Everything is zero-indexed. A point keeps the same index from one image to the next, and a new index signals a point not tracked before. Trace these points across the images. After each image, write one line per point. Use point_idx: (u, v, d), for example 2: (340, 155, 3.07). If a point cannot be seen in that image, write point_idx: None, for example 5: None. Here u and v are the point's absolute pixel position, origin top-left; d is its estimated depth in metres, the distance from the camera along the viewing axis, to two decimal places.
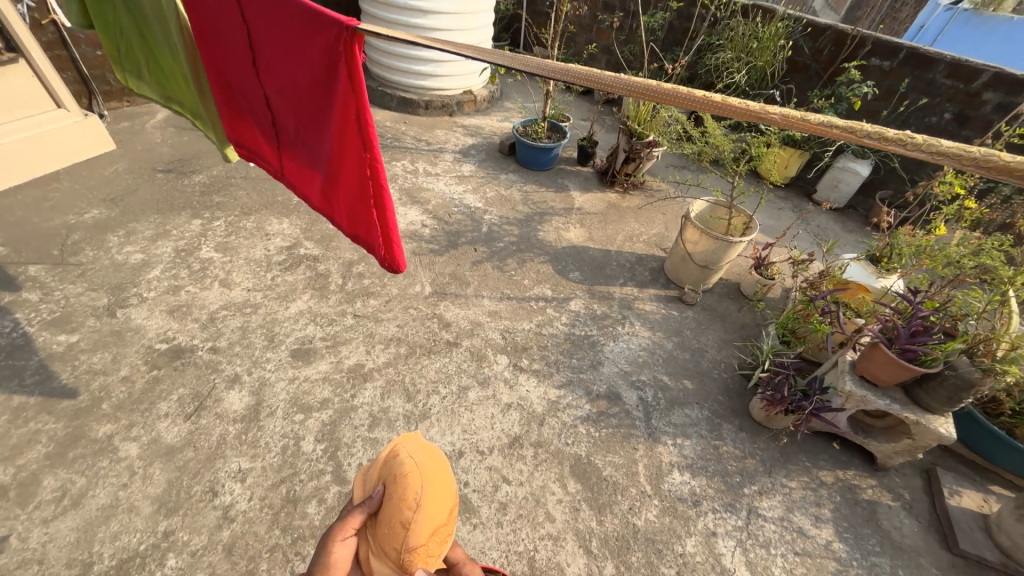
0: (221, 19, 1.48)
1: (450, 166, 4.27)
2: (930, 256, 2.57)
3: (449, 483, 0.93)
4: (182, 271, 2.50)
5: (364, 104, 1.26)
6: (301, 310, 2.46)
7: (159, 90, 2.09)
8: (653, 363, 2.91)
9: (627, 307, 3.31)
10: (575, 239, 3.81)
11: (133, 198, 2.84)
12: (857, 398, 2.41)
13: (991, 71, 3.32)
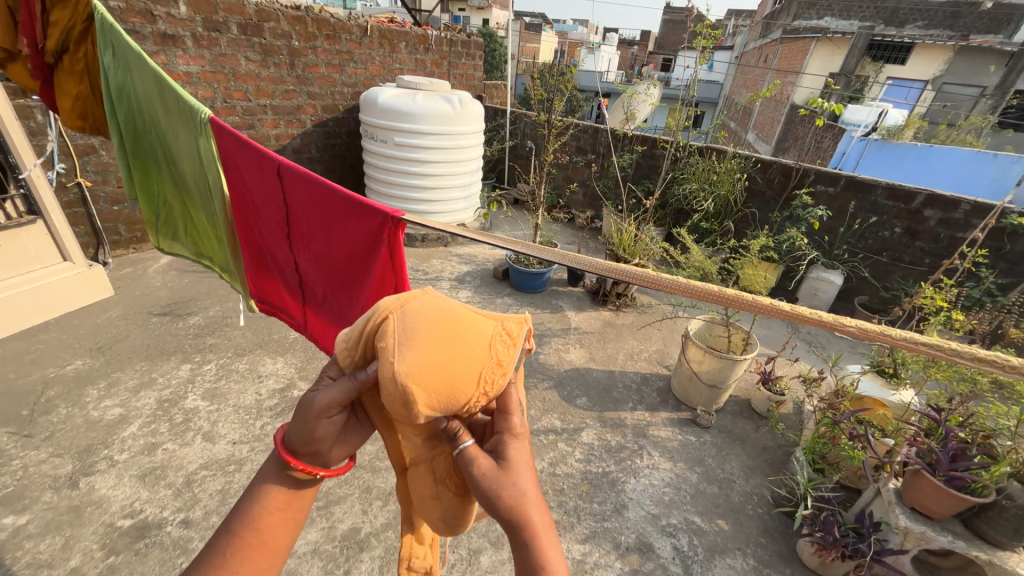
0: (262, 199, 1.58)
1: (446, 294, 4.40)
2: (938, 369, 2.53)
3: (453, 356, 0.65)
4: (162, 425, 2.26)
5: (403, 280, 1.29)
6: None
7: (192, 247, 2.21)
8: (681, 502, 2.68)
9: (641, 434, 3.14)
10: (576, 361, 3.77)
11: (121, 345, 2.72)
12: (916, 536, 2.16)
13: (925, 193, 3.77)
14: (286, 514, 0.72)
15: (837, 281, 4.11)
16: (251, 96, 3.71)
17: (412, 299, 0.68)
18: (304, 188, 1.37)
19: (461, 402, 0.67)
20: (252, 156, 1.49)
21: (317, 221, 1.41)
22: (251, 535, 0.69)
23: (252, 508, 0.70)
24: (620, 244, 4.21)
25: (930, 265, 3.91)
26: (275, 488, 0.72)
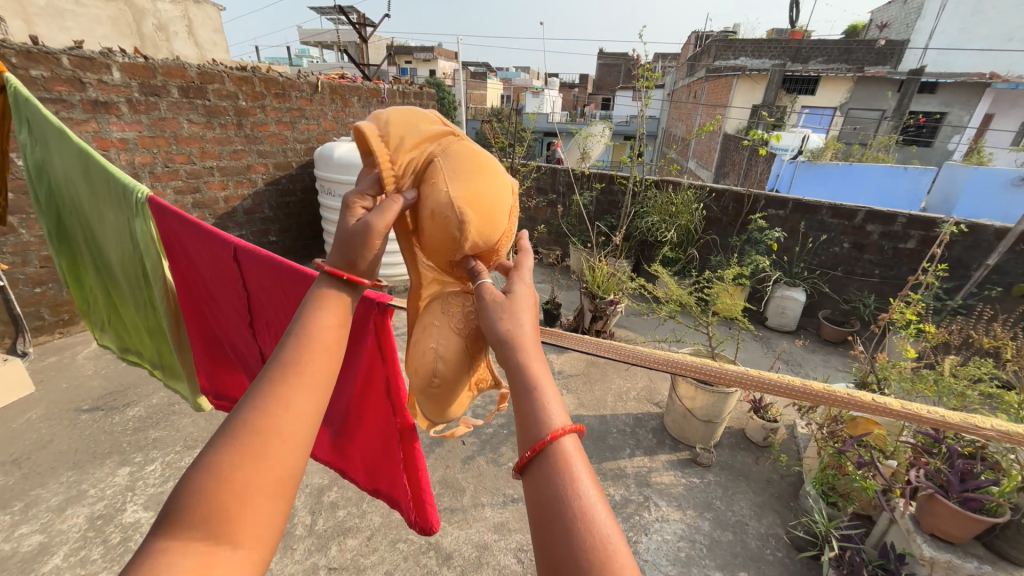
0: (217, 285, 1.37)
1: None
2: (923, 383, 2.46)
3: (489, 185, 0.93)
4: (95, 549, 1.83)
5: (396, 366, 1.11)
6: None
7: (119, 341, 1.89)
8: (699, 556, 2.45)
9: (644, 482, 2.93)
10: (565, 409, 3.58)
11: (42, 452, 2.26)
12: (944, 565, 2.02)
13: (864, 210, 3.85)
14: (306, 392, 0.68)
15: (800, 299, 4.06)
16: (196, 159, 3.46)
17: (451, 144, 0.94)
18: (270, 274, 1.18)
19: (493, 236, 0.97)
20: (204, 239, 1.29)
21: (285, 309, 1.20)
22: (272, 414, 0.63)
23: (275, 384, 0.66)
24: (595, 280, 4.01)
25: (882, 275, 3.93)
26: (301, 351, 0.71)
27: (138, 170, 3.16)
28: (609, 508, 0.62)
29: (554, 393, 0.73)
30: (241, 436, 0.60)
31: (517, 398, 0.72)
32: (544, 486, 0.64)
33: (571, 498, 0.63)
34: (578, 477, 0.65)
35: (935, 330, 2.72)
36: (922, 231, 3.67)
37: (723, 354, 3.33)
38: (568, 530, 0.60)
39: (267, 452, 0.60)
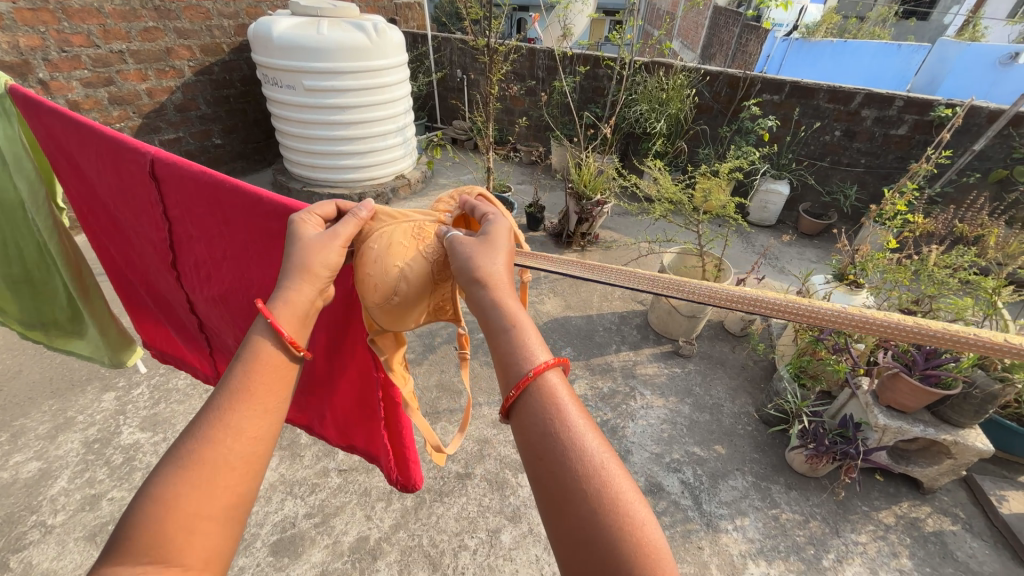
0: (121, 207, 1.11)
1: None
2: (904, 272, 2.43)
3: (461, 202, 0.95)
4: (100, 470, 1.81)
5: None
6: (271, 482, 2.00)
7: None
8: (679, 435, 2.66)
9: (630, 375, 3.08)
10: (553, 311, 3.61)
11: (14, 382, 2.11)
12: (894, 431, 2.26)
13: (863, 93, 3.57)
14: (253, 408, 0.64)
15: (784, 192, 3.91)
16: (98, 39, 2.78)
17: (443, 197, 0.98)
18: (197, 192, 0.96)
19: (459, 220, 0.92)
20: (112, 147, 1.01)
21: (233, 237, 0.99)
22: (218, 440, 0.60)
23: (222, 407, 0.62)
24: (581, 180, 3.73)
25: (868, 165, 3.79)
26: (249, 369, 0.66)
27: (27, 57, 2.52)
28: (597, 432, 0.58)
29: (534, 329, 0.65)
30: (188, 459, 0.58)
31: (495, 339, 0.66)
32: (531, 428, 0.58)
33: (564, 434, 0.57)
34: (567, 412, 0.59)
35: (919, 220, 2.67)
36: (916, 116, 3.50)
37: (711, 253, 3.30)
38: (563, 470, 0.55)
39: (214, 480, 0.58)
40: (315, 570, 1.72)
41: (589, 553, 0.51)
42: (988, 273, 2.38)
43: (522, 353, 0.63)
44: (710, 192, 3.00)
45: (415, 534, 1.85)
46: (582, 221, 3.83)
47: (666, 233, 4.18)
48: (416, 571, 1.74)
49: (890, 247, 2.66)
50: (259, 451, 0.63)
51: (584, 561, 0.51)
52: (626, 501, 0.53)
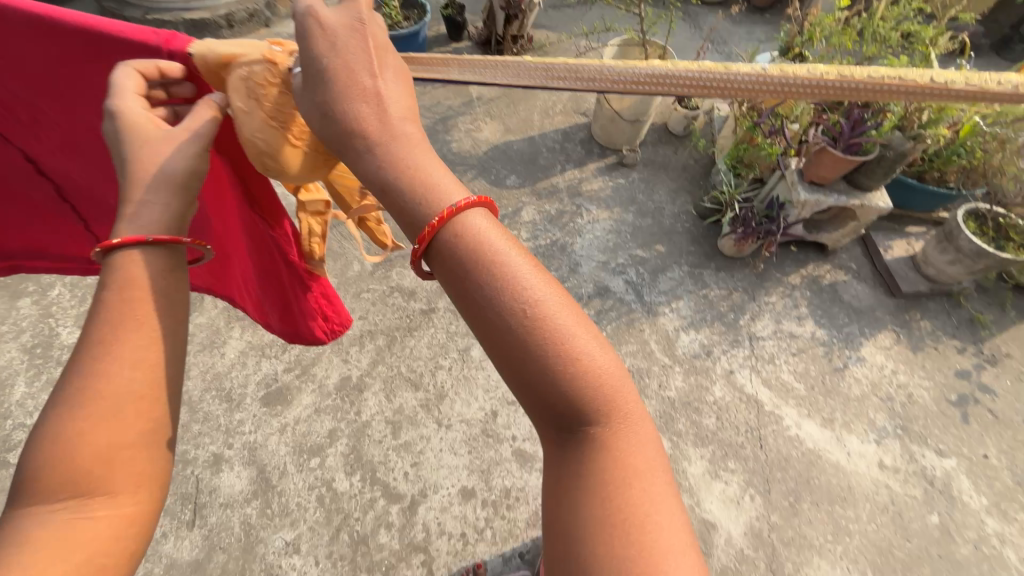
0: None
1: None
2: (849, 35, 2.30)
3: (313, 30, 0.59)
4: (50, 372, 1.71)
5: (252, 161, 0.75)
6: (240, 351, 2.01)
7: None
8: (624, 241, 2.84)
9: (576, 193, 3.06)
10: (492, 137, 3.33)
11: None
12: (813, 204, 2.47)
13: None
14: (137, 320, 0.51)
15: None
16: None
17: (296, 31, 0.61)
18: None
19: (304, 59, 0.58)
20: None
21: None
22: (102, 365, 0.49)
23: (100, 323, 0.51)
24: None
25: None
26: (121, 273, 0.52)
27: None
28: (537, 276, 0.50)
29: (440, 167, 0.52)
30: (59, 401, 0.48)
31: (389, 183, 0.51)
32: (457, 282, 0.49)
33: (495, 286, 0.48)
34: (497, 259, 0.49)
35: None
36: None
37: (655, 41, 2.93)
38: (501, 323, 0.48)
39: (111, 407, 0.48)
40: (308, 410, 1.91)
41: (540, 398, 0.48)
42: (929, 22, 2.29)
43: (428, 195, 0.50)
44: None
45: (393, 365, 2.03)
46: (512, 18, 3.16)
47: (605, 24, 3.64)
48: (401, 392, 1.98)
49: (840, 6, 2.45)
50: (168, 367, 0.53)
51: (540, 406, 0.48)
52: (572, 344, 0.47)
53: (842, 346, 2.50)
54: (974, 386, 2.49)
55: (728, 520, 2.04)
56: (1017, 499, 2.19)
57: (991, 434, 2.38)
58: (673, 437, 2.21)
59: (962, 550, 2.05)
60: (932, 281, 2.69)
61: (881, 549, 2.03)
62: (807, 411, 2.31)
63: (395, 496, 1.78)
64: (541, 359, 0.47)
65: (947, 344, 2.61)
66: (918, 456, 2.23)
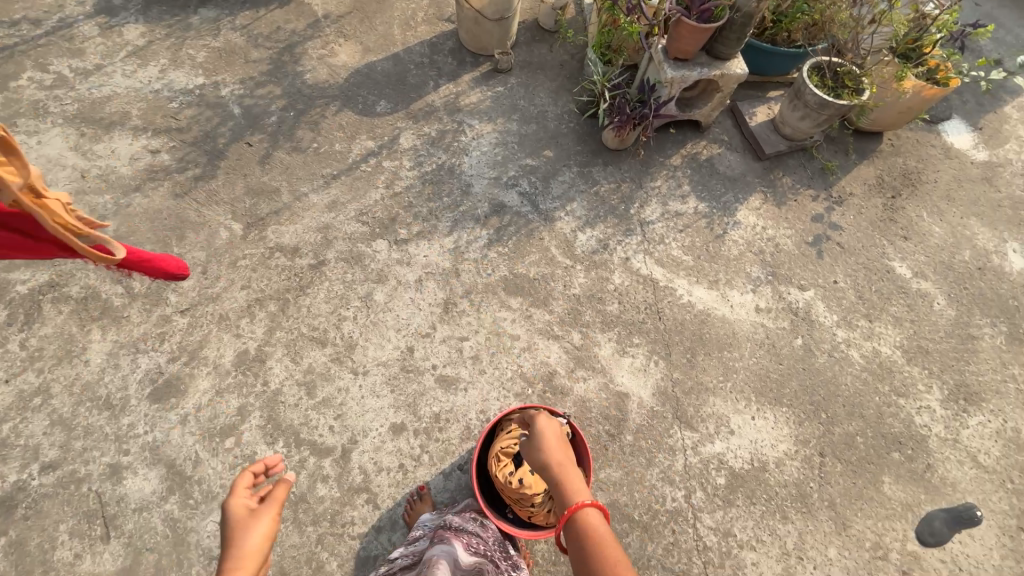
0: None
1: (156, 69, 3.11)
2: None
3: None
4: None
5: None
6: (128, 355, 2.30)
7: None
8: (512, 154, 3.03)
9: (455, 110, 3.16)
10: (349, 60, 3.28)
11: None
12: (679, 81, 2.71)
13: None
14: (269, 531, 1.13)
15: None
16: None
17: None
18: None
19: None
20: None
21: None
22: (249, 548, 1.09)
23: (247, 526, 1.12)
24: None
25: None
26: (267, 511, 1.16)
27: None
28: (611, 538, 1.10)
29: (583, 484, 1.22)
30: (235, 554, 1.07)
31: (556, 494, 1.21)
32: (577, 527, 1.12)
33: (592, 532, 1.11)
34: (597, 526, 1.13)
35: None
36: None
37: None
38: (593, 556, 1.07)
39: (248, 558, 1.07)
40: (209, 394, 2.23)
41: None
42: None
43: (573, 495, 1.19)
44: None
45: (290, 329, 2.42)
46: None
47: None
48: (309, 351, 2.38)
49: None
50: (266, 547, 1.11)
51: None
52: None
53: (720, 214, 2.94)
54: (825, 226, 2.97)
55: (638, 388, 2.42)
56: (857, 310, 2.71)
57: (840, 264, 2.85)
58: (583, 326, 2.55)
59: (819, 360, 2.56)
60: (788, 140, 3.11)
61: (762, 378, 2.50)
62: (695, 279, 2.73)
63: (320, 449, 2.18)
64: (586, 541, 1.10)
65: (805, 195, 3.05)
66: (784, 294, 2.72)
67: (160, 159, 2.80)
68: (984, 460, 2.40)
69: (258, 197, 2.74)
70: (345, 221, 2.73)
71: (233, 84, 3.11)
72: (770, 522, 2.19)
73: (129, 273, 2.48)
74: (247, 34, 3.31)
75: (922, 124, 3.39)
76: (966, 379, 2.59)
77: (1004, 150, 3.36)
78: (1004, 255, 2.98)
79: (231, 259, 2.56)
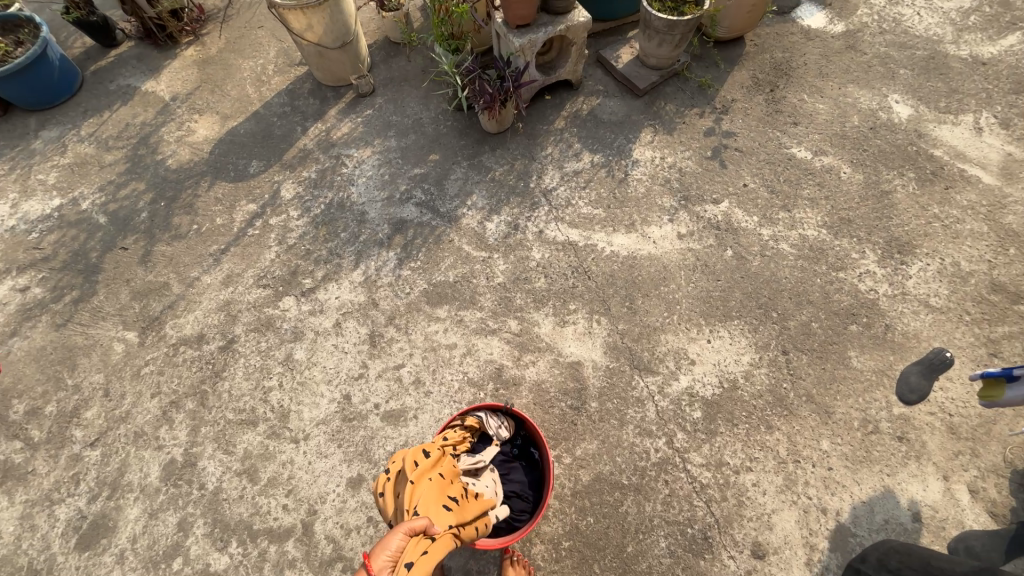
0: None
1: (6, 206, 2.91)
2: None
3: None
4: None
5: None
6: (43, 510, 2.07)
7: None
8: (398, 169, 2.93)
9: (329, 146, 3.04)
10: (209, 132, 3.14)
11: None
12: (528, 46, 2.72)
13: None
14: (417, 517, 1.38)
15: None
16: None
17: None
18: None
19: None
20: None
21: None
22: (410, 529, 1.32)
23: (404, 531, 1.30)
24: None
25: None
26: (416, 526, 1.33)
27: None
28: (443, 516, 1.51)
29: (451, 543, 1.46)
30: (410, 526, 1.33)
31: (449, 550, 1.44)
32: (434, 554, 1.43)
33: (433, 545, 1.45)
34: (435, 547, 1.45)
35: None
36: None
37: None
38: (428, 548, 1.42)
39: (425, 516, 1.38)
40: (143, 520, 2.04)
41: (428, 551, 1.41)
42: None
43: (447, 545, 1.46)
44: None
45: (215, 420, 2.23)
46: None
47: None
48: (242, 436, 2.19)
49: None
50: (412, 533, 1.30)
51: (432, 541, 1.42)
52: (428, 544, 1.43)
53: (618, 159, 2.90)
54: (719, 138, 2.98)
55: (589, 352, 2.32)
56: (773, 205, 2.71)
57: (743, 167, 2.85)
58: (517, 311, 2.43)
59: (753, 263, 2.53)
60: (657, 70, 3.13)
61: (705, 300, 2.43)
62: (612, 228, 2.66)
63: (277, 535, 1.99)
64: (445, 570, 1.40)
65: (691, 115, 3.07)
66: (700, 214, 2.69)
67: (30, 295, 2.60)
68: (936, 302, 2.40)
69: (147, 298, 2.56)
70: (245, 291, 2.56)
71: (93, 195, 2.93)
72: (757, 437, 2.11)
73: (25, 424, 2.26)
74: (95, 141, 3.15)
75: (776, 17, 3.49)
76: (894, 233, 2.60)
77: (858, 16, 3.48)
78: (890, 110, 3.05)
79: (133, 371, 2.36)
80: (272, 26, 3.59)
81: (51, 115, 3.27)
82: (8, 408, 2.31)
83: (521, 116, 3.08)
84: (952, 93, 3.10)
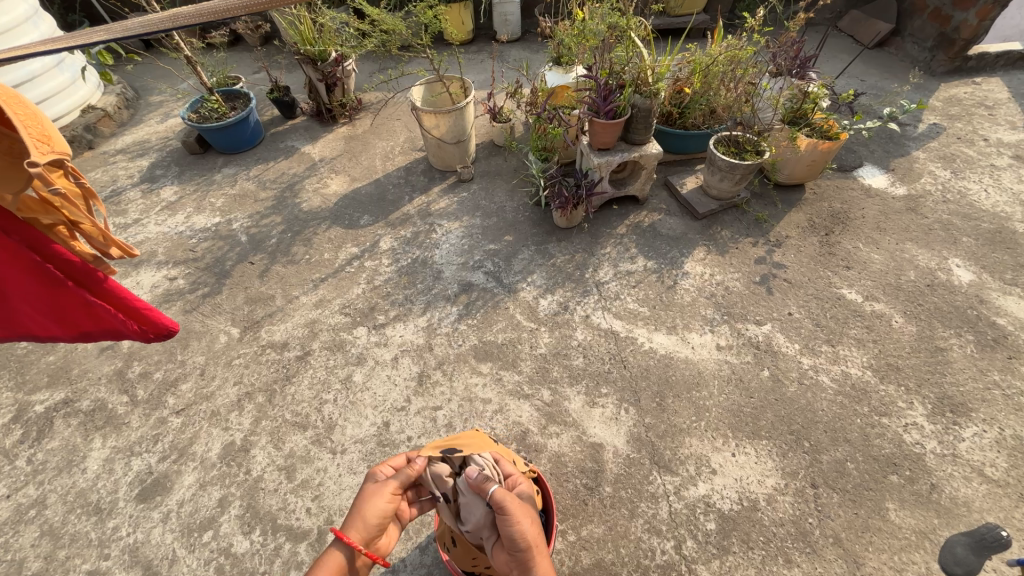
0: None
1: (182, 215, 3.79)
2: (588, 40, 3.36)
3: None
4: None
5: None
6: (123, 459, 2.45)
7: None
8: (476, 241, 3.45)
9: (427, 214, 3.68)
10: (339, 188, 3.95)
11: None
12: (605, 165, 3.26)
13: None
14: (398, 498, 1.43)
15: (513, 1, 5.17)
16: None
17: None
18: None
19: None
20: None
21: None
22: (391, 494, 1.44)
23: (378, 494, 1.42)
24: (306, 41, 4.12)
25: None
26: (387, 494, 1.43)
27: None
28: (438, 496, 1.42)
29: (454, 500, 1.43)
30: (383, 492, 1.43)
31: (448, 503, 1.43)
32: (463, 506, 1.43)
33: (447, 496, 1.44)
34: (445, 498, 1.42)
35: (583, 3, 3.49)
36: None
37: (460, 80, 3.86)
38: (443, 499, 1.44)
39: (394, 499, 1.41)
40: (193, 489, 2.33)
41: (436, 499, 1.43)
42: (634, 22, 3.30)
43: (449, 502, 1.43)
44: (427, 13, 3.48)
45: (276, 416, 2.58)
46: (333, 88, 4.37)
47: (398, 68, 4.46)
48: (291, 436, 2.50)
49: (578, 20, 3.53)
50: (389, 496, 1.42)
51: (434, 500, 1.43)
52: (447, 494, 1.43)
53: (669, 268, 3.20)
54: (769, 267, 3.20)
55: (612, 438, 2.43)
56: (817, 337, 2.80)
57: (790, 297, 3.01)
58: (550, 383, 2.64)
59: (790, 388, 2.58)
60: (717, 200, 3.53)
61: (736, 413, 2.49)
62: (654, 327, 2.87)
63: (294, 536, 2.17)
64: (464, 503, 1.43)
65: (745, 243, 3.35)
66: (742, 330, 2.84)
67: (175, 285, 3.28)
68: (992, 472, 2.26)
69: (255, 304, 3.13)
70: (329, 315, 3.05)
71: (242, 219, 3.74)
72: (773, 568, 2.02)
73: (135, 383, 2.76)
74: (256, 181, 4.07)
75: (837, 173, 3.86)
76: (947, 391, 2.55)
77: (920, 183, 3.73)
78: (950, 271, 3.12)
79: (226, 359, 2.84)
80: (407, 120, 4.58)
81: (233, 158, 4.32)
82: (128, 367, 2.84)
83: (588, 217, 3.56)
84: (1019, 268, 3.13)
